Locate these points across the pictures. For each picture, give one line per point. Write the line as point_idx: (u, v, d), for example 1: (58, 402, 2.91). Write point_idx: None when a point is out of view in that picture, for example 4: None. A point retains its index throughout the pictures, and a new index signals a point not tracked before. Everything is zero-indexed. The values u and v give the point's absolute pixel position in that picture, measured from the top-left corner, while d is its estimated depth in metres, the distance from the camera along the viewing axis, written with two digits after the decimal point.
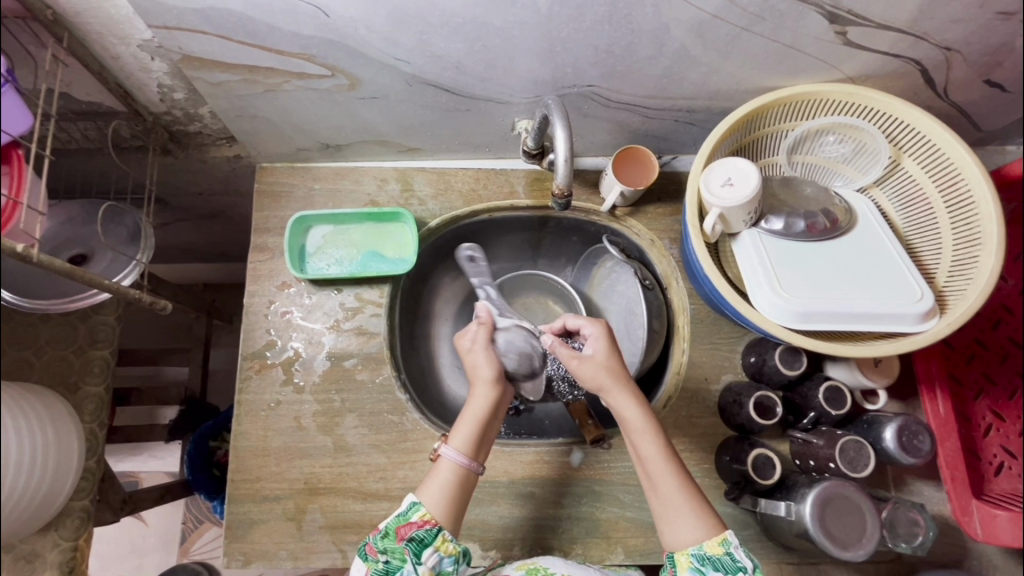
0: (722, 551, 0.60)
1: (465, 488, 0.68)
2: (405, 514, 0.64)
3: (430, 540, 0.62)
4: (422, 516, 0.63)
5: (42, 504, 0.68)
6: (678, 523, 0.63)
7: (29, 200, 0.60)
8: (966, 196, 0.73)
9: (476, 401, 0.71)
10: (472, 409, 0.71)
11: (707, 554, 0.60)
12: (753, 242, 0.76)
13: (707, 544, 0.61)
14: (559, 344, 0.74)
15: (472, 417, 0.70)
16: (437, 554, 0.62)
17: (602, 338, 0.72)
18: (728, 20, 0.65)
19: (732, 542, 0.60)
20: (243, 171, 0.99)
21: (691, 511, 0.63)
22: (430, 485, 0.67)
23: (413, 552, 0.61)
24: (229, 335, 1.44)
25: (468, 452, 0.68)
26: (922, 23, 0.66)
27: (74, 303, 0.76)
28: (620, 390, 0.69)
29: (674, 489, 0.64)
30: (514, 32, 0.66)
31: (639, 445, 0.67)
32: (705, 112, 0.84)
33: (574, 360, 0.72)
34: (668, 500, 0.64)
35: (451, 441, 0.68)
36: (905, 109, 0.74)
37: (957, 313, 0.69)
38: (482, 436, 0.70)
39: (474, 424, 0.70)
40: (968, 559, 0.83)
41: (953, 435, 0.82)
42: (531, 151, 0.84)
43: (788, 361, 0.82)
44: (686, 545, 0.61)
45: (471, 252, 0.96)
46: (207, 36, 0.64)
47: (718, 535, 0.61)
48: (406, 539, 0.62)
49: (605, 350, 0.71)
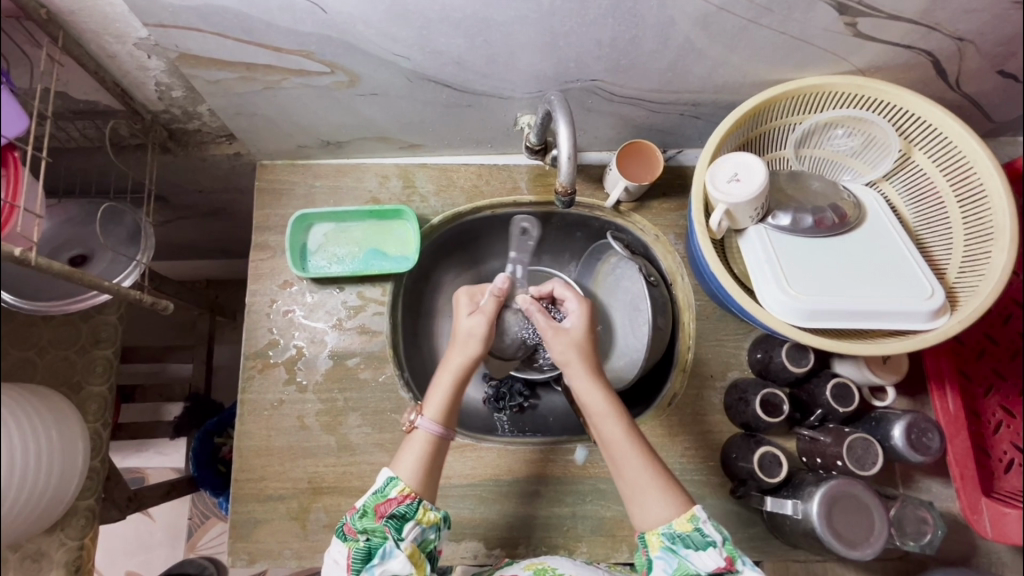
0: (691, 528, 0.60)
1: (439, 455, 0.68)
2: (382, 491, 0.64)
3: (410, 514, 0.63)
4: (401, 492, 0.63)
5: (46, 505, 0.67)
6: (645, 503, 0.63)
7: (26, 204, 0.59)
8: (978, 189, 0.72)
9: (454, 360, 0.71)
10: (450, 368, 0.70)
11: (677, 532, 0.60)
12: (761, 239, 0.74)
13: (676, 522, 0.60)
14: (536, 310, 0.72)
15: (448, 379, 0.70)
16: (419, 526, 0.63)
17: (580, 311, 0.73)
18: (735, 12, 0.64)
19: (701, 517, 0.60)
20: (244, 168, 0.98)
21: (658, 489, 0.63)
22: (404, 457, 0.67)
23: (394, 529, 0.61)
24: (232, 331, 1.44)
25: (441, 421, 0.69)
26: (934, 13, 0.64)
27: (73, 304, 0.76)
28: (583, 372, 0.69)
29: (640, 468, 0.64)
30: (516, 26, 0.65)
31: (602, 428, 0.67)
32: (711, 106, 0.83)
33: (550, 329, 0.72)
34: (634, 480, 0.64)
35: (426, 411, 0.68)
36: (917, 101, 0.72)
37: (969, 309, 0.67)
38: (453, 402, 0.70)
39: (448, 390, 0.70)
40: (976, 557, 0.82)
41: (962, 433, 0.81)
42: (534, 147, 0.83)
43: (795, 358, 0.81)
44: (656, 525, 0.61)
45: (525, 224, 0.97)
46: (204, 33, 0.63)
47: (687, 512, 0.61)
48: (386, 516, 0.62)
49: (582, 327, 0.72)
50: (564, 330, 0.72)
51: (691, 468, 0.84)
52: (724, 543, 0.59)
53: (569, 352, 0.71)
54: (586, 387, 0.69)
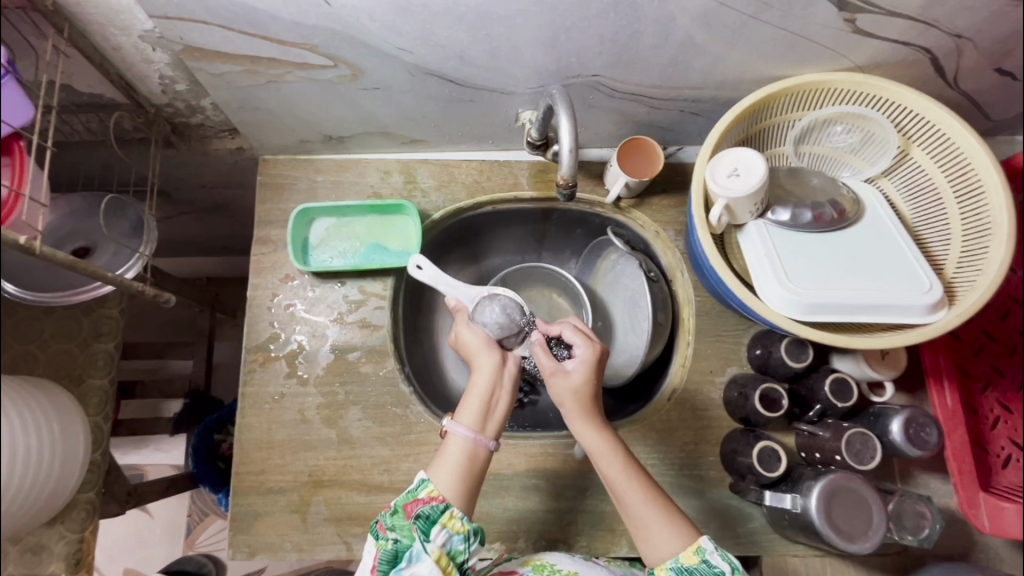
0: (698, 560, 0.60)
1: (477, 463, 0.67)
2: (413, 491, 0.65)
3: (436, 516, 0.62)
4: (430, 493, 0.64)
5: (47, 496, 0.67)
6: (652, 538, 0.64)
7: (31, 193, 0.60)
8: (975, 185, 0.72)
9: (480, 377, 0.71)
10: (477, 385, 0.70)
11: (685, 565, 0.60)
12: (760, 233, 0.75)
13: (683, 555, 0.61)
14: (541, 349, 0.69)
15: (478, 391, 0.70)
16: (445, 531, 0.62)
17: (585, 360, 0.69)
18: (735, 7, 0.64)
19: (707, 549, 0.61)
20: (246, 163, 0.98)
21: (664, 524, 0.64)
22: (439, 465, 0.66)
23: (422, 530, 0.61)
24: (233, 328, 1.44)
25: (477, 428, 0.68)
26: (933, 10, 0.65)
27: (76, 296, 0.76)
28: (583, 422, 0.68)
29: (644, 506, 0.65)
30: (518, 21, 0.65)
31: (603, 467, 0.67)
32: (711, 102, 0.83)
33: (551, 372, 0.69)
34: (638, 517, 0.65)
35: (460, 418, 0.68)
36: (915, 98, 0.73)
37: (966, 304, 0.68)
38: (490, 412, 0.69)
39: (482, 399, 0.69)
40: (974, 552, 0.83)
41: (960, 428, 0.81)
42: (535, 142, 0.83)
43: (794, 354, 0.82)
44: (664, 560, 0.62)
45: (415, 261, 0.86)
46: (209, 26, 0.63)
47: (693, 544, 0.62)
48: (414, 516, 0.63)
49: (585, 375, 0.69)
50: (562, 373, 0.69)
51: (692, 463, 0.85)
52: (733, 573, 0.60)
53: (562, 391, 0.69)
54: (587, 435, 0.68)
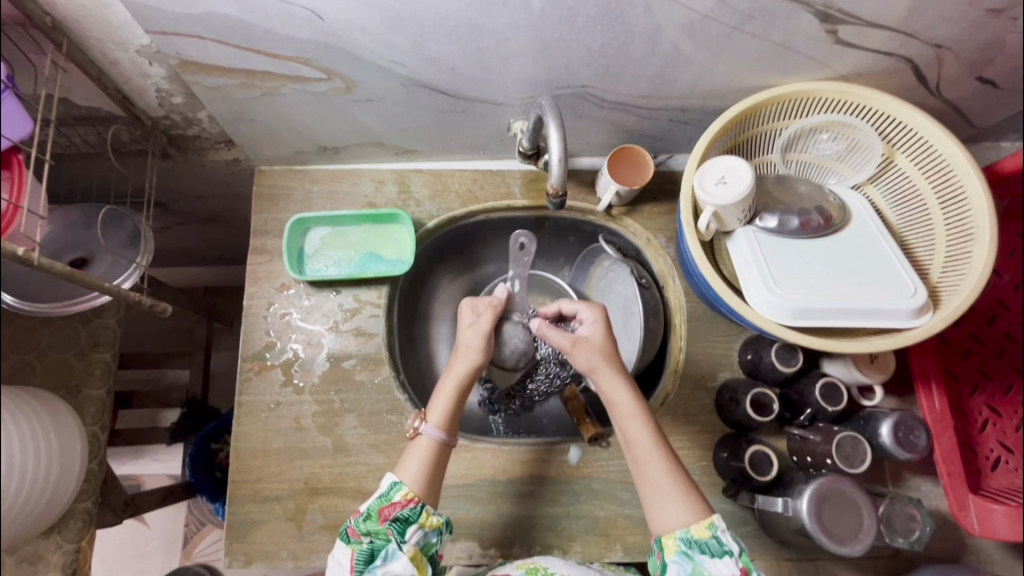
0: (709, 534, 0.60)
1: (441, 460, 0.69)
2: (386, 494, 0.65)
3: (414, 517, 0.63)
4: (405, 496, 0.64)
5: (44, 506, 0.68)
6: (665, 508, 0.64)
7: (29, 205, 0.61)
8: (958, 191, 0.73)
9: (453, 372, 0.72)
10: (451, 378, 0.71)
11: (694, 537, 0.61)
12: (748, 240, 0.76)
13: (694, 527, 0.61)
14: (552, 329, 0.71)
15: (450, 384, 0.71)
16: (421, 530, 0.64)
17: (596, 323, 0.72)
18: (720, 20, 0.66)
19: (719, 525, 0.61)
20: (242, 174, 0.99)
21: (679, 492, 0.64)
22: (407, 462, 0.68)
23: (398, 531, 0.62)
24: (229, 337, 1.44)
25: (443, 427, 0.69)
26: (913, 21, 0.67)
27: (74, 306, 0.78)
28: (613, 377, 0.70)
29: (663, 472, 0.65)
30: (508, 34, 0.67)
31: (629, 431, 0.68)
32: (700, 111, 0.85)
33: (568, 343, 0.71)
34: (656, 483, 0.65)
35: (429, 417, 0.69)
36: (898, 106, 0.74)
37: (951, 308, 0.69)
38: (457, 406, 0.71)
39: (450, 396, 0.70)
40: (966, 554, 0.83)
41: (949, 430, 0.82)
42: (527, 152, 0.84)
43: (784, 358, 0.83)
44: (674, 528, 0.62)
45: (523, 240, 0.84)
46: (204, 40, 0.65)
47: (705, 519, 0.62)
48: (389, 519, 0.63)
49: (600, 335, 0.71)
50: (583, 339, 0.71)
51: (685, 468, 0.86)
52: (741, 555, 0.59)
53: (590, 356, 0.70)
54: (618, 392, 0.69)
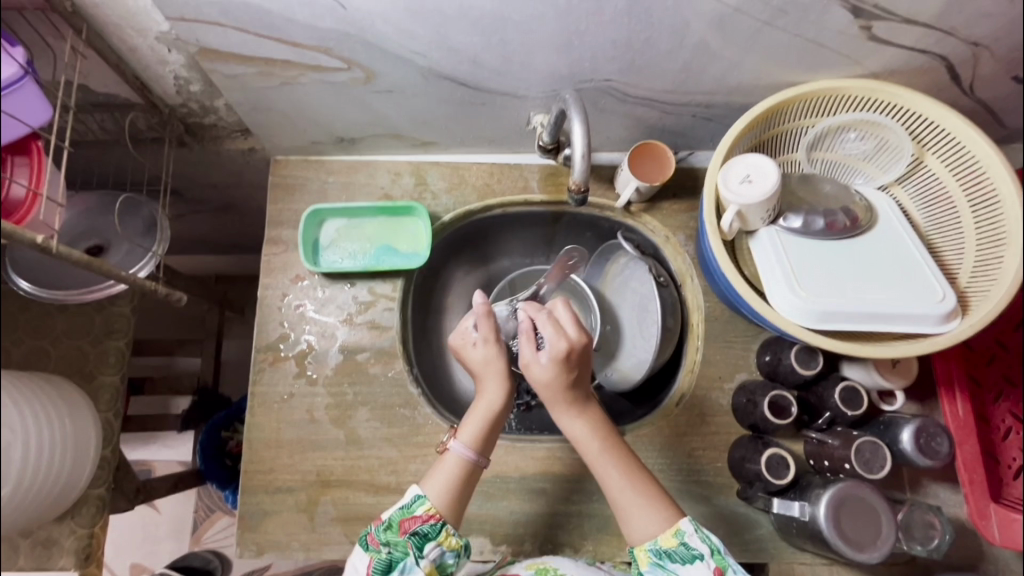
0: (677, 543, 0.63)
1: (469, 481, 0.68)
2: (408, 507, 0.66)
3: (432, 534, 0.64)
4: (427, 510, 0.65)
5: (59, 493, 0.68)
6: (637, 518, 0.66)
7: (49, 193, 0.61)
8: (990, 194, 0.71)
9: (488, 395, 0.70)
10: (485, 403, 0.70)
11: (663, 548, 0.64)
12: (772, 240, 0.75)
13: (661, 538, 0.64)
14: (525, 337, 0.70)
15: (484, 410, 0.70)
16: (439, 548, 0.65)
17: (555, 355, 0.68)
18: (751, 14, 0.64)
19: (686, 531, 0.64)
20: (257, 163, 0.99)
21: (644, 503, 0.66)
22: (434, 477, 0.68)
23: (416, 546, 0.63)
24: (240, 327, 1.44)
25: (475, 447, 0.69)
26: (950, 17, 0.65)
27: (90, 293, 0.77)
28: (565, 411, 0.70)
29: (625, 489, 0.67)
30: (533, 25, 0.65)
31: (587, 453, 0.69)
32: (724, 108, 0.83)
33: (530, 360, 0.69)
34: (619, 499, 0.67)
35: (460, 435, 0.69)
36: (929, 106, 0.72)
37: (980, 314, 0.68)
38: (491, 432, 0.70)
39: (485, 419, 0.70)
40: (983, 563, 0.82)
41: (971, 438, 0.80)
42: (547, 146, 0.83)
43: (803, 361, 0.81)
44: (644, 540, 0.65)
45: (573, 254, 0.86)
46: (225, 28, 0.64)
47: (672, 526, 0.65)
48: (410, 532, 0.64)
49: (558, 358, 0.68)
50: (541, 364, 0.68)
51: (700, 469, 0.85)
52: (711, 555, 0.63)
53: (546, 382, 0.68)
54: (571, 422, 0.70)
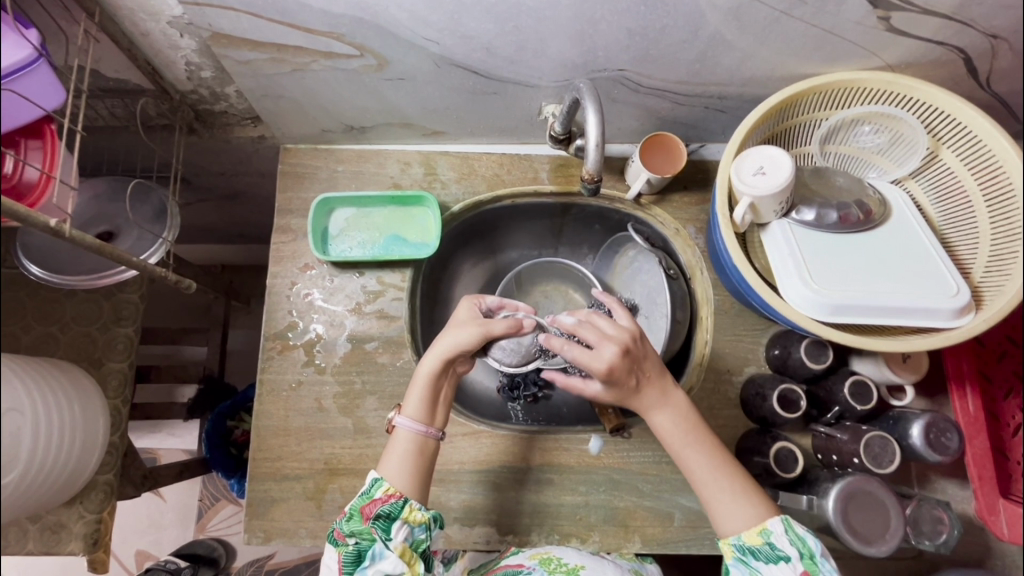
0: (761, 541, 0.63)
1: (424, 453, 0.71)
2: (368, 492, 0.67)
3: (396, 513, 0.65)
4: (387, 492, 0.66)
5: (67, 478, 0.68)
6: (727, 510, 0.65)
7: (61, 176, 0.61)
8: (1006, 188, 0.71)
9: (423, 363, 0.71)
10: (421, 371, 0.71)
11: (747, 544, 0.63)
12: (784, 233, 0.74)
13: (745, 535, 0.64)
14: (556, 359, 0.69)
15: (419, 382, 0.71)
16: (406, 525, 0.65)
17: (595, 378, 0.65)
18: (768, 3, 0.64)
19: (772, 531, 0.63)
20: (267, 151, 0.99)
21: (731, 495, 0.66)
22: (390, 458, 0.70)
23: (382, 529, 0.64)
24: (246, 317, 1.44)
25: (421, 419, 0.71)
26: (970, 9, 0.64)
27: (103, 279, 0.79)
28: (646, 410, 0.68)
29: (709, 472, 0.67)
30: (548, 13, 0.65)
31: (675, 449, 0.68)
32: (737, 99, 0.83)
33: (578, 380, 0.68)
34: (705, 481, 0.67)
35: (404, 410, 0.71)
36: (946, 99, 0.72)
37: (994, 309, 0.67)
38: (433, 399, 0.72)
39: (423, 387, 0.71)
40: (991, 558, 0.82)
41: (982, 434, 0.80)
42: (558, 136, 0.83)
43: (813, 354, 0.80)
44: (730, 533, 0.65)
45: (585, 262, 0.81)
46: (238, 13, 0.64)
47: (760, 523, 0.64)
48: (372, 518, 0.65)
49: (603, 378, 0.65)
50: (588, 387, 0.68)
51: None
52: (801, 559, 0.61)
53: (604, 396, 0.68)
54: (654, 415, 0.68)
